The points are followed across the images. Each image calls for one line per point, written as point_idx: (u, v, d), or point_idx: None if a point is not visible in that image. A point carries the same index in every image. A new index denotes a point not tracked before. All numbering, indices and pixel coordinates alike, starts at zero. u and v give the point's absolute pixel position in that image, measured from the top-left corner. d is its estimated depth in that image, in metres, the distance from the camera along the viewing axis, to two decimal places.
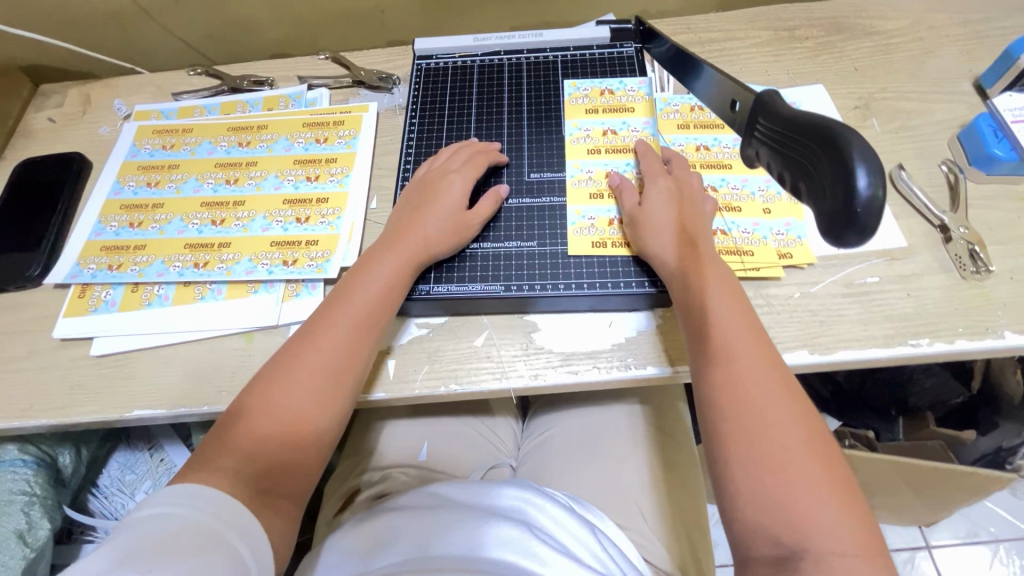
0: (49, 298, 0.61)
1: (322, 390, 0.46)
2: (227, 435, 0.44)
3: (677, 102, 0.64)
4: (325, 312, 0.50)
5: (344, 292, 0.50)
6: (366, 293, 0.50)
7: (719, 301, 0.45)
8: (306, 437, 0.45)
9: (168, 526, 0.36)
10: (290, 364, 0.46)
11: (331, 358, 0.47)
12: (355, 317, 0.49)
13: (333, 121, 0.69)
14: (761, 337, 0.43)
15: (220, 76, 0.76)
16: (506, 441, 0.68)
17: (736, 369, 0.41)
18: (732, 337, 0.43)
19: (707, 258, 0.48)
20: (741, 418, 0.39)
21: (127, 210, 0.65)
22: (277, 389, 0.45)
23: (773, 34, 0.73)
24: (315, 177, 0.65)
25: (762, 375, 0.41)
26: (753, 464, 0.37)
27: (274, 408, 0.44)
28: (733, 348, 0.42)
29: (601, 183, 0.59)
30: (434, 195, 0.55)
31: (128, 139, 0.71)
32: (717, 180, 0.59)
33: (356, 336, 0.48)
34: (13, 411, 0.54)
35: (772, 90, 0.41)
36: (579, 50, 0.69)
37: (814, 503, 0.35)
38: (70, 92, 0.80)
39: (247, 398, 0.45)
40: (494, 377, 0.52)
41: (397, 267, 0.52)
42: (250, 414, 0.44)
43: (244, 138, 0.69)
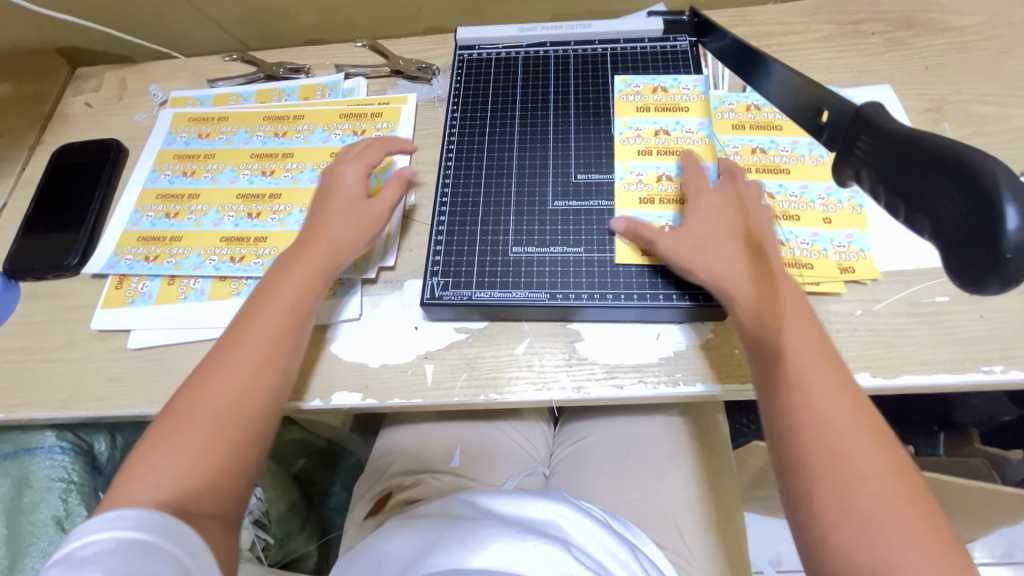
0: (86, 287, 0.61)
1: (238, 400, 0.45)
2: (144, 453, 0.42)
3: (733, 100, 0.61)
4: (240, 327, 0.48)
5: (264, 296, 0.50)
6: (279, 300, 0.49)
7: (786, 332, 0.42)
8: (229, 451, 0.43)
9: (93, 554, 0.34)
10: (201, 383, 0.45)
11: (241, 369, 0.46)
12: (269, 325, 0.48)
13: (370, 113, 0.67)
14: (842, 370, 0.40)
15: (256, 62, 0.74)
16: (539, 448, 0.67)
17: (814, 405, 0.39)
18: (810, 373, 0.40)
19: (767, 282, 0.45)
20: (831, 463, 0.37)
21: (163, 199, 0.65)
22: (198, 400, 0.44)
23: (837, 28, 0.69)
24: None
25: (847, 418, 0.38)
26: (847, 515, 0.35)
27: (183, 428, 0.43)
28: (809, 387, 0.39)
29: (651, 187, 0.55)
30: (337, 193, 0.54)
31: (164, 126, 0.70)
32: (775, 186, 0.56)
33: (273, 342, 0.47)
34: (54, 402, 0.55)
35: (876, 106, 0.38)
36: (629, 43, 0.65)
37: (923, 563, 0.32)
38: (105, 75, 0.78)
39: (161, 425, 0.44)
40: (536, 388, 0.50)
41: (307, 275, 0.51)
42: (171, 427, 0.43)
43: (281, 128, 0.68)
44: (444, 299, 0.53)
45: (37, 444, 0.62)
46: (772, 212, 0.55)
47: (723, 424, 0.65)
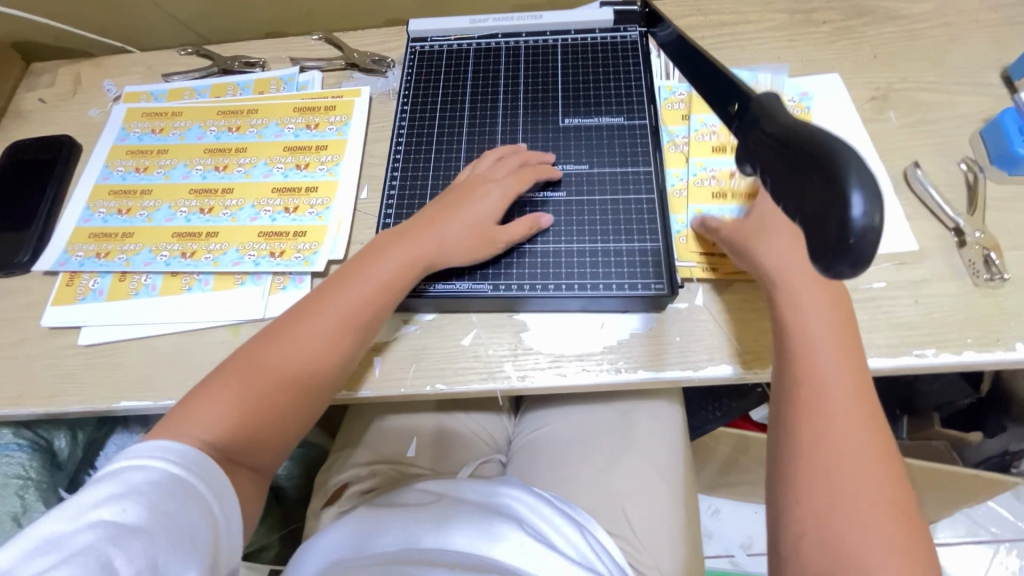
0: (36, 284, 0.60)
1: (292, 389, 0.46)
2: (196, 403, 0.44)
3: (683, 90, 0.61)
4: (324, 295, 0.49)
5: (347, 284, 0.49)
6: (371, 286, 0.49)
7: (823, 336, 0.42)
8: (281, 419, 0.46)
9: (140, 478, 0.37)
10: (280, 348, 0.47)
11: (322, 350, 0.47)
12: (355, 310, 0.48)
13: (323, 107, 0.67)
14: (860, 374, 0.41)
15: (211, 56, 0.73)
16: (497, 439, 0.68)
17: (830, 395, 0.39)
18: (828, 366, 0.41)
19: (817, 279, 0.44)
20: (824, 461, 0.37)
21: (116, 195, 0.64)
22: (252, 374, 0.45)
23: (789, 17, 0.69)
24: (306, 164, 0.63)
25: (857, 422, 0.38)
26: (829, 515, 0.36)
27: (254, 386, 0.45)
28: (833, 387, 0.40)
29: (725, 182, 0.55)
30: (468, 201, 0.52)
31: (117, 122, 0.70)
32: (724, 165, 0.56)
33: (341, 337, 0.48)
34: (5, 399, 0.55)
35: (773, 95, 0.37)
36: (581, 34, 0.64)
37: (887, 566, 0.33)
38: (59, 71, 0.77)
39: (233, 370, 0.45)
40: (481, 378, 0.51)
41: (406, 268, 0.50)
42: (221, 390, 0.44)
43: (236, 122, 0.68)
44: None
45: None
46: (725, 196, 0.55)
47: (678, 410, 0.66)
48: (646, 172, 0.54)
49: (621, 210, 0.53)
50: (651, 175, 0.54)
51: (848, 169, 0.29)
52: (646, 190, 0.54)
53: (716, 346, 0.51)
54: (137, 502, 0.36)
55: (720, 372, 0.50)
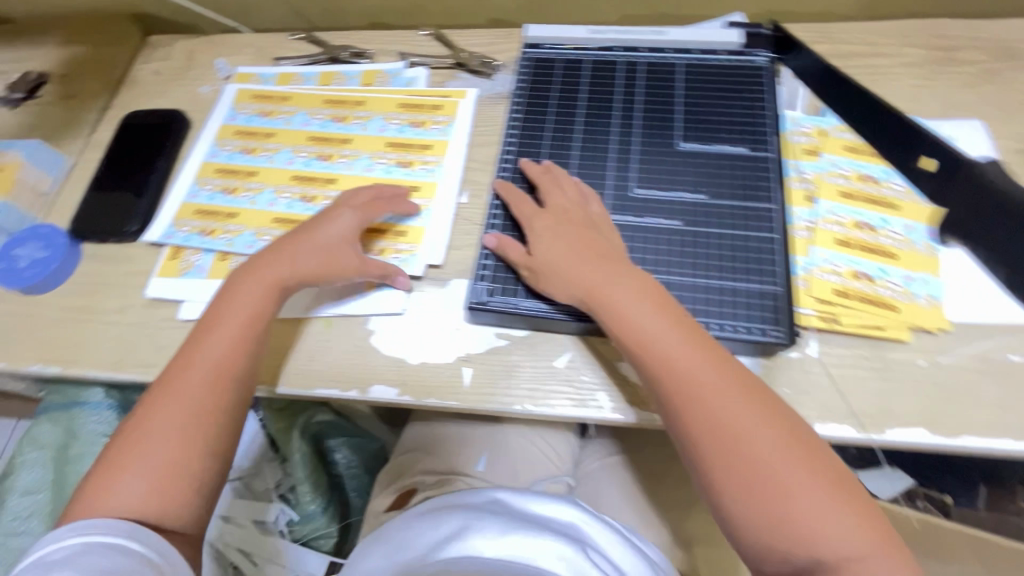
0: (142, 254, 0.62)
1: (189, 419, 0.45)
2: (89, 491, 0.43)
3: (808, 124, 0.59)
4: (193, 345, 0.48)
5: (206, 330, 0.49)
6: (235, 315, 0.49)
7: (663, 335, 0.43)
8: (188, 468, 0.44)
9: (65, 556, 0.38)
10: (150, 411, 0.45)
11: (198, 393, 0.46)
12: (222, 347, 0.48)
13: (426, 105, 0.66)
14: (699, 344, 0.43)
15: (322, 44, 0.74)
16: (564, 457, 0.67)
17: (694, 393, 0.41)
18: (678, 367, 0.42)
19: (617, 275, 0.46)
20: (724, 455, 0.40)
21: (222, 174, 0.66)
22: (141, 426, 0.45)
23: (928, 53, 0.64)
24: (408, 161, 0.63)
25: (705, 373, 0.42)
26: (735, 471, 0.39)
27: (137, 452, 0.43)
28: (672, 354, 0.43)
29: (851, 232, 0.54)
30: (316, 230, 0.53)
31: (228, 101, 0.71)
32: (850, 212, 0.55)
33: (222, 368, 0.47)
34: (106, 363, 0.57)
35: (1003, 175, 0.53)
36: (705, 54, 0.61)
37: (800, 483, 0.38)
38: (175, 45, 0.80)
39: (111, 454, 0.44)
40: (571, 404, 0.50)
41: (261, 295, 0.50)
42: (114, 467, 0.43)
43: (341, 112, 0.68)
44: (491, 305, 0.52)
45: (85, 399, 0.64)
46: (849, 240, 0.53)
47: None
48: (768, 210, 0.52)
49: (740, 247, 0.50)
50: (773, 213, 0.52)
51: None
52: (766, 229, 0.51)
53: (829, 404, 0.48)
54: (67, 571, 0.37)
55: (834, 432, 0.47)
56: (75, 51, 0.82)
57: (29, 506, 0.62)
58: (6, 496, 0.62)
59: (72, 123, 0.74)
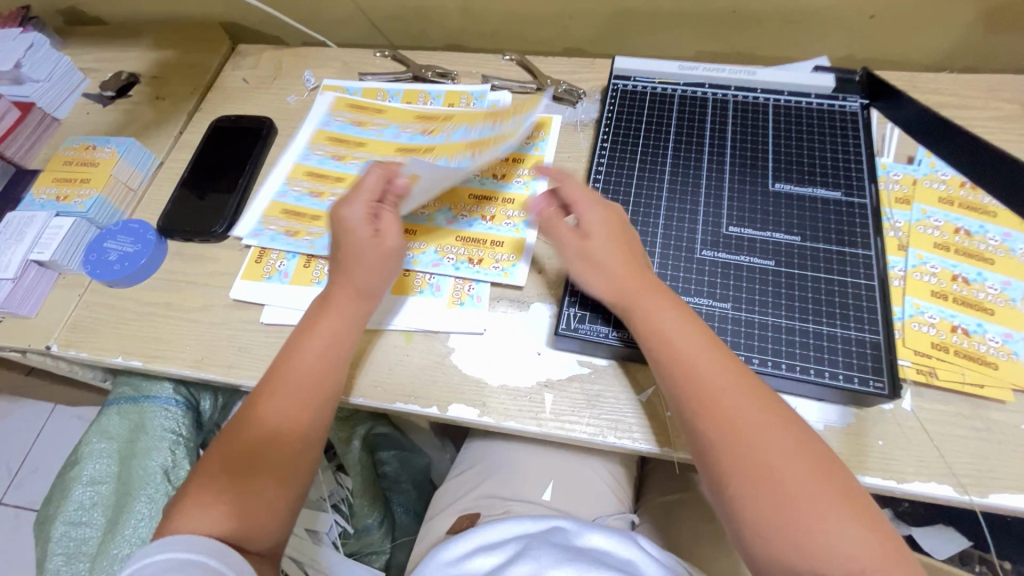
0: (227, 255, 0.64)
1: (267, 445, 0.46)
2: (176, 513, 0.42)
3: (898, 171, 0.59)
4: (276, 371, 0.49)
5: (288, 352, 0.50)
6: (319, 341, 0.49)
7: (687, 344, 0.44)
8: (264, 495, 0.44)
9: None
10: (235, 436, 0.46)
11: (282, 417, 0.46)
12: (303, 373, 0.48)
13: (507, 111, 0.63)
14: (724, 356, 0.44)
15: (407, 62, 0.76)
16: (625, 492, 0.66)
17: (717, 404, 0.41)
18: (702, 375, 0.43)
19: (647, 285, 0.47)
20: (742, 465, 0.39)
21: (311, 177, 0.67)
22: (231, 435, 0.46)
23: (1019, 108, 0.64)
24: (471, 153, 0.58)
25: (720, 372, 0.43)
26: (746, 471, 0.39)
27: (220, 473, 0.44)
28: (688, 351, 0.44)
29: (947, 284, 0.53)
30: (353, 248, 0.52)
31: (322, 109, 0.73)
32: (944, 264, 0.54)
33: (307, 396, 0.48)
34: (188, 361, 0.58)
35: None
36: (795, 96, 0.62)
37: (800, 484, 0.38)
38: (263, 55, 0.82)
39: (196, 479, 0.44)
40: (657, 439, 0.49)
41: (339, 325, 0.51)
42: (200, 489, 0.43)
43: (432, 126, 0.69)
44: (579, 332, 0.52)
45: (155, 393, 0.65)
46: (945, 292, 0.52)
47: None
48: (865, 257, 0.51)
49: (836, 290, 0.50)
50: (871, 260, 0.51)
51: None
52: (864, 276, 0.51)
53: (927, 461, 0.46)
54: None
55: (932, 491, 0.45)
56: (164, 54, 0.85)
57: (92, 496, 0.63)
58: (71, 484, 0.63)
59: (160, 124, 0.77)
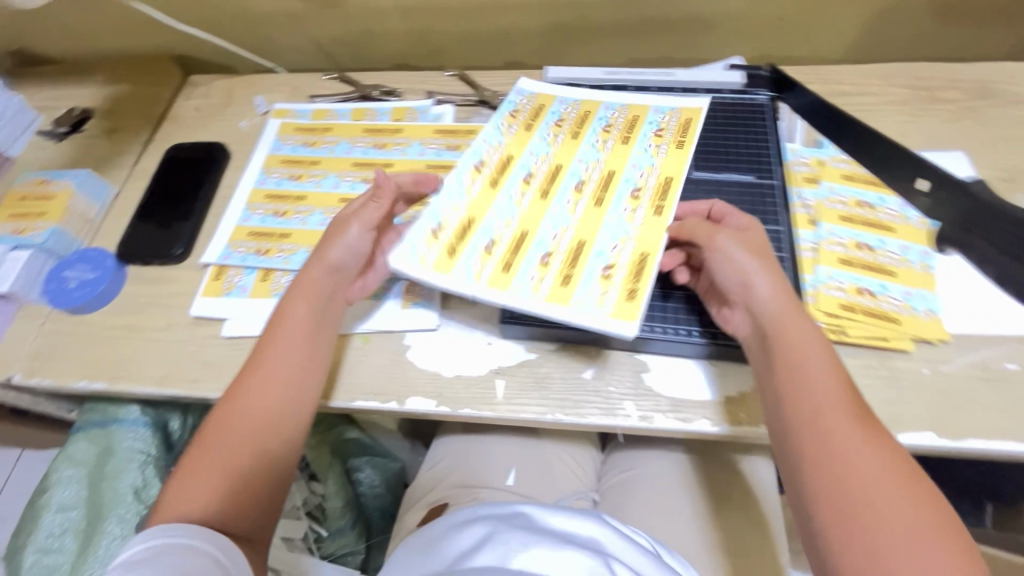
0: (186, 276, 0.66)
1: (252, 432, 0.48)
2: (165, 505, 0.45)
3: (807, 155, 0.65)
4: (253, 361, 0.51)
5: (271, 335, 0.52)
6: (293, 328, 0.52)
7: (817, 378, 0.43)
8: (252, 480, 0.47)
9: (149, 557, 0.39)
10: (220, 427, 0.48)
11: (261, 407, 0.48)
12: (282, 360, 0.50)
13: (635, 290, 0.51)
14: (850, 396, 0.43)
15: (353, 83, 0.80)
16: (589, 472, 0.69)
17: (836, 443, 0.40)
18: (828, 409, 0.42)
19: (790, 316, 0.46)
20: (851, 505, 0.38)
21: (272, 199, 0.70)
22: (235, 396, 0.49)
23: (912, 92, 0.71)
24: (544, 254, 0.54)
25: (838, 411, 0.42)
26: (853, 512, 0.38)
27: (212, 464, 0.46)
28: (808, 364, 0.44)
29: (853, 251, 0.58)
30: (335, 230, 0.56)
31: (272, 134, 0.76)
32: (850, 234, 0.59)
33: (285, 384, 0.50)
34: (152, 378, 0.59)
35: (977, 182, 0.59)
36: (710, 93, 0.68)
37: (896, 520, 0.37)
38: (214, 84, 0.85)
39: (190, 460, 0.47)
40: (599, 414, 0.53)
41: (308, 312, 0.52)
42: (185, 481, 0.45)
43: (670, 176, 0.58)
44: (523, 320, 0.55)
45: (123, 416, 0.66)
46: (852, 260, 0.58)
47: (761, 464, 0.66)
48: (776, 232, 0.57)
49: None
50: (781, 235, 0.57)
51: None
52: (776, 249, 0.56)
53: None
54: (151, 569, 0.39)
55: None
56: (117, 89, 0.87)
57: (62, 523, 0.63)
58: (41, 511, 0.64)
59: (115, 156, 0.79)
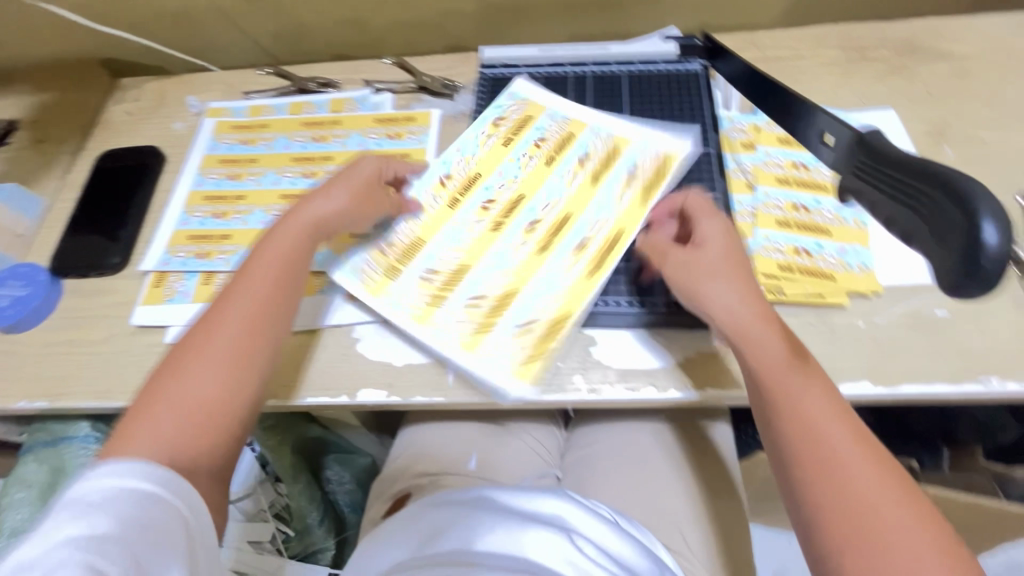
0: (125, 285, 0.64)
1: (225, 359, 0.48)
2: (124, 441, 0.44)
3: (743, 121, 0.65)
4: (232, 290, 0.51)
5: (254, 266, 0.53)
6: (275, 260, 0.53)
7: (799, 383, 0.44)
8: (221, 414, 0.46)
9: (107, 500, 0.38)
10: (191, 354, 0.48)
11: (235, 339, 0.48)
12: (261, 292, 0.51)
13: (545, 351, 0.53)
14: (834, 400, 0.44)
15: (289, 76, 0.78)
16: (551, 450, 0.70)
17: (826, 448, 0.42)
18: (813, 413, 0.43)
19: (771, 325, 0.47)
20: (847, 509, 0.39)
21: (210, 201, 0.68)
22: (213, 322, 0.49)
23: (843, 53, 0.72)
24: (475, 295, 0.56)
25: (825, 417, 0.43)
26: (848, 515, 0.39)
27: (179, 399, 0.46)
28: (792, 373, 0.45)
29: (790, 213, 0.59)
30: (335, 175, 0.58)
31: (207, 134, 0.74)
32: (787, 196, 0.60)
33: (258, 316, 0.50)
34: (96, 392, 0.58)
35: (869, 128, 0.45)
36: (645, 64, 0.69)
37: (890, 519, 0.38)
38: (146, 86, 0.83)
39: (157, 388, 0.46)
40: (549, 391, 0.53)
41: (296, 246, 0.54)
42: (148, 408, 0.45)
43: (622, 229, 0.58)
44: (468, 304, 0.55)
45: (73, 433, 0.64)
46: (790, 222, 0.59)
47: (718, 428, 0.67)
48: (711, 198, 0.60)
49: None
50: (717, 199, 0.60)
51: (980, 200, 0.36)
52: None
53: None
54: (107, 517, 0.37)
55: None
56: (43, 98, 0.84)
57: None
58: None
59: (45, 167, 0.76)
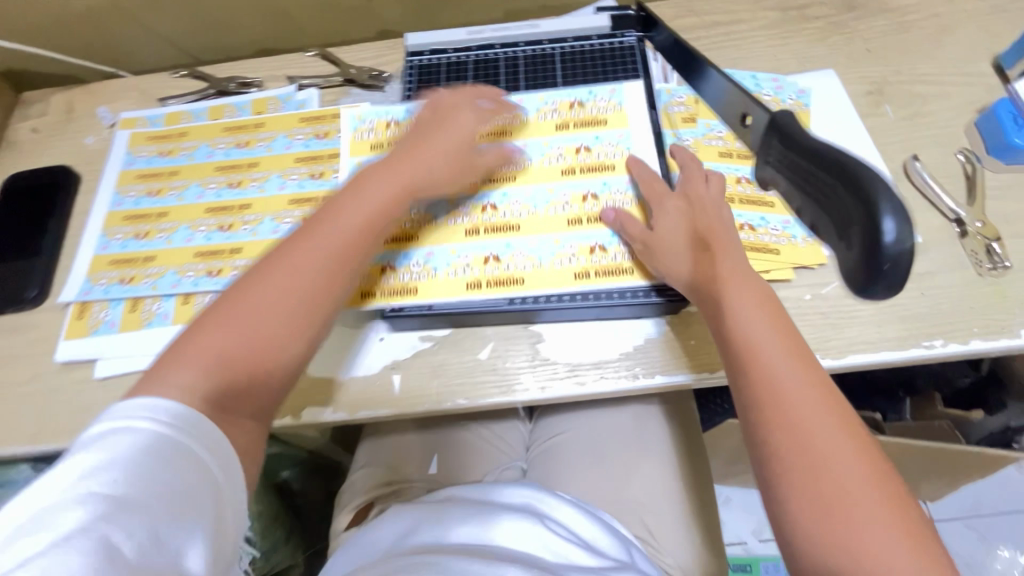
0: (46, 319, 0.60)
1: (299, 304, 0.42)
2: (165, 367, 0.38)
3: (682, 94, 0.63)
4: (314, 223, 0.45)
5: (343, 198, 0.47)
6: (367, 199, 0.47)
7: (765, 335, 0.42)
8: (271, 363, 0.40)
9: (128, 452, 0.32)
10: (261, 278, 0.42)
11: (308, 273, 0.43)
12: (345, 229, 0.45)
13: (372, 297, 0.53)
14: (803, 357, 0.41)
15: (207, 78, 0.73)
16: (515, 445, 0.69)
17: (787, 402, 0.39)
18: (778, 366, 0.41)
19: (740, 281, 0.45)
20: (804, 467, 0.37)
21: (131, 220, 0.64)
22: (289, 253, 0.43)
23: (781, 14, 0.70)
24: None
25: (790, 370, 0.40)
26: (805, 472, 0.37)
27: (247, 328, 0.40)
28: (756, 325, 0.43)
29: (732, 188, 0.57)
30: (448, 123, 0.54)
31: (122, 147, 0.69)
32: (729, 169, 0.59)
33: (337, 256, 0.44)
34: (25, 436, 0.55)
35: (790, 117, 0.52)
36: (578, 41, 0.66)
37: (851, 474, 0.36)
38: (52, 99, 0.76)
39: (220, 308, 0.41)
40: (499, 392, 0.52)
41: (393, 191, 0.49)
42: (212, 325, 0.40)
43: (524, 278, 0.53)
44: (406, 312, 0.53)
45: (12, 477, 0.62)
46: (733, 196, 0.57)
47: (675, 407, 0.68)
48: None
49: None
50: None
51: (885, 203, 0.43)
52: None
53: None
54: (129, 472, 0.31)
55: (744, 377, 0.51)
56: None
57: None
58: None
59: None
